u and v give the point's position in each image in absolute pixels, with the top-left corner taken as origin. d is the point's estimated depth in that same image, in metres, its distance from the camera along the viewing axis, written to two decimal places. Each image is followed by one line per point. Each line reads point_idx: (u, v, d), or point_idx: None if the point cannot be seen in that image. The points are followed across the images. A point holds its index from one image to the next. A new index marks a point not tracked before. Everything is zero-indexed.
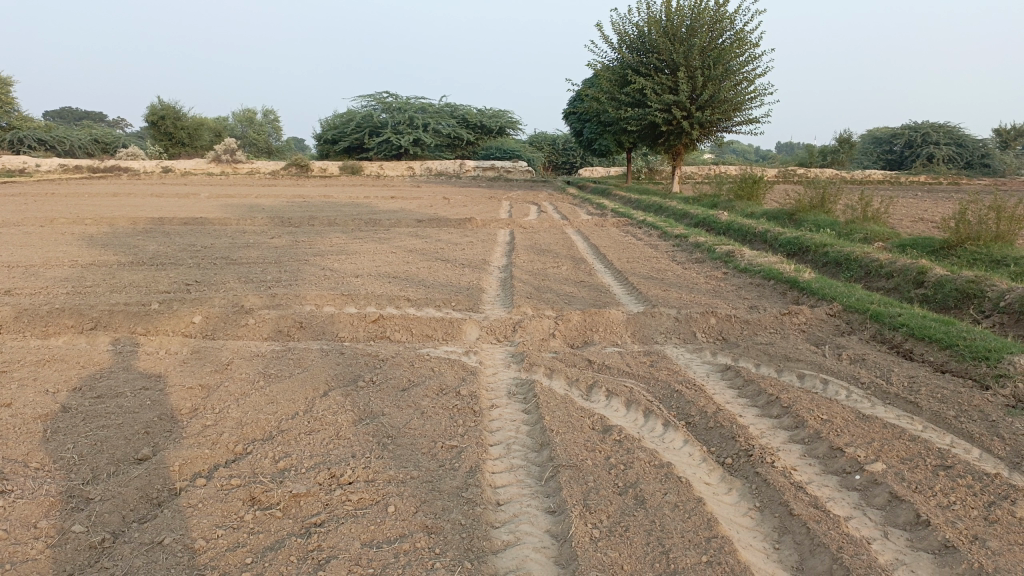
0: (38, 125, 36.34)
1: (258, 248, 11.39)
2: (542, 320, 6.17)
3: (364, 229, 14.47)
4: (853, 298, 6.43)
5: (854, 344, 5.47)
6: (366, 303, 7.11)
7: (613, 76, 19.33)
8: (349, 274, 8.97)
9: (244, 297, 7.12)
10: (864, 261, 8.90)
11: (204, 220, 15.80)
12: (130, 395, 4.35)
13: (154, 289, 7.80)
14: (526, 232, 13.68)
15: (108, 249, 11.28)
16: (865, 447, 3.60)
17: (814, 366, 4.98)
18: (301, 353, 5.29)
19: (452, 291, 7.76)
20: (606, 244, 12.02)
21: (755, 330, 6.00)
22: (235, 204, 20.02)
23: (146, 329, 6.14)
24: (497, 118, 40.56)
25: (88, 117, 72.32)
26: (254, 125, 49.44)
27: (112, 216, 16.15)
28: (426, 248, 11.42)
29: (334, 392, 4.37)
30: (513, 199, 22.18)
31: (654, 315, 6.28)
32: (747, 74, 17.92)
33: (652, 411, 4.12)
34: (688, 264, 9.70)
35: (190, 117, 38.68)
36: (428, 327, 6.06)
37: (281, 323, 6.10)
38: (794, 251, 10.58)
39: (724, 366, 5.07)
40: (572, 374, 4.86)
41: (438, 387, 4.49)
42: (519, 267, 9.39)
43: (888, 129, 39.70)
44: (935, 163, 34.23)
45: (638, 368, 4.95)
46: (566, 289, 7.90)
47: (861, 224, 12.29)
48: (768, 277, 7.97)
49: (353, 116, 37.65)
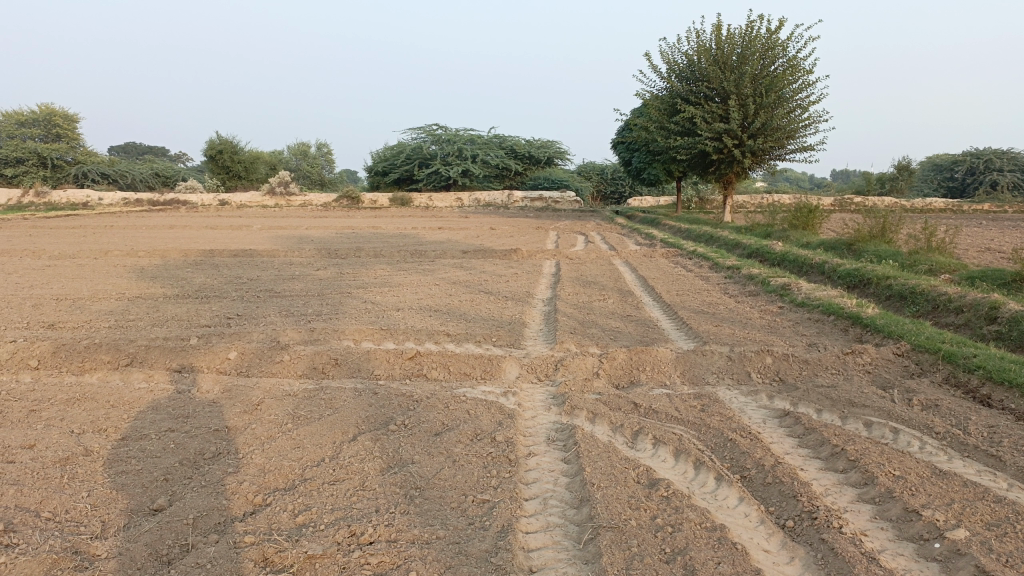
0: (103, 160, 37.68)
1: (303, 281, 11.35)
2: (585, 358, 5.88)
3: (410, 260, 14.38)
4: (922, 337, 5.99)
5: (925, 388, 5.05)
6: (405, 338, 6.92)
7: (662, 105, 19.08)
8: (390, 307, 8.82)
9: (282, 331, 7.00)
10: (931, 294, 8.40)
11: (254, 252, 15.95)
12: (155, 437, 4.21)
13: (196, 323, 7.75)
14: (572, 263, 13.42)
15: (158, 281, 11.38)
16: (945, 509, 3.20)
17: (882, 413, 4.58)
18: (333, 392, 5.10)
19: (494, 325, 7.53)
20: (655, 276, 11.67)
21: (815, 371, 5.61)
22: (285, 236, 20.25)
23: (181, 364, 6.04)
24: (545, 148, 40.62)
25: (152, 151, 75.25)
26: (308, 158, 50.43)
27: (165, 249, 16.42)
28: (470, 280, 11.23)
29: (363, 437, 4.15)
30: (560, 229, 21.99)
31: (705, 353, 5.93)
32: (801, 101, 17.48)
33: (703, 463, 3.78)
34: (740, 298, 9.30)
35: (246, 151, 39.65)
36: (466, 365, 5.82)
37: (316, 360, 5.94)
38: (854, 284, 10.09)
39: (782, 412, 4.70)
40: (616, 419, 4.55)
41: (473, 432, 4.23)
42: (563, 300, 9.13)
43: (948, 155, 38.49)
44: (1000, 190, 32.94)
45: (687, 413, 4.61)
46: (612, 324, 7.59)
47: (925, 255, 11.72)
48: (828, 312, 7.54)
49: (403, 148, 38.09)
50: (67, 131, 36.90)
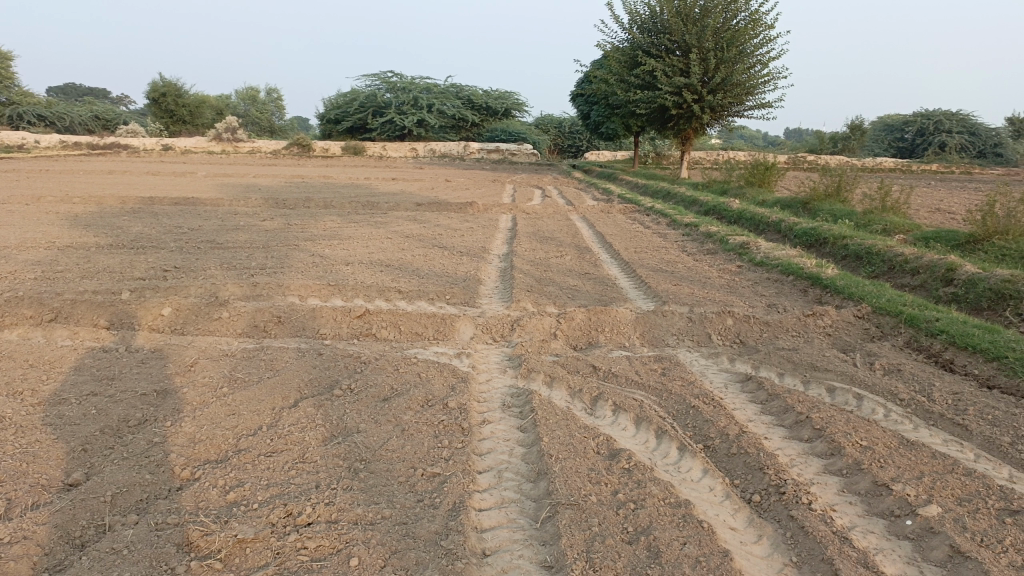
0: (39, 101, 35.84)
1: (248, 231, 10.86)
2: (543, 317, 5.66)
3: (362, 212, 13.92)
4: (883, 299, 5.90)
5: (887, 352, 4.95)
6: (354, 295, 6.59)
7: (622, 58, 18.71)
8: (340, 261, 8.46)
9: (222, 286, 6.62)
10: (887, 255, 8.37)
11: (197, 200, 15.27)
12: (75, 402, 3.86)
13: (130, 275, 7.29)
14: (529, 218, 13.15)
15: (93, 230, 10.76)
16: (916, 484, 3.09)
17: (845, 378, 4.47)
18: (275, 353, 4.78)
19: (448, 282, 7.25)
20: (613, 232, 11.47)
21: (776, 333, 5.48)
22: (232, 184, 19.47)
23: (111, 321, 5.63)
24: (503, 99, 39.91)
25: (93, 93, 72.31)
26: (257, 104, 48.68)
27: (103, 195, 15.63)
28: (424, 234, 10.87)
29: (304, 402, 3.87)
30: (516, 183, 21.66)
31: (665, 314, 5.76)
32: (761, 57, 17.25)
33: (664, 432, 3.61)
34: (698, 256, 9.17)
35: (192, 94, 38.07)
36: (418, 324, 5.54)
37: (258, 318, 5.59)
38: (810, 243, 10.04)
39: (744, 376, 4.55)
40: (574, 383, 4.34)
41: (423, 397, 3.99)
42: (520, 256, 8.87)
43: (899, 116, 38.96)
44: (947, 152, 33.53)
45: (647, 378, 4.42)
46: (570, 282, 7.37)
47: (880, 215, 11.74)
48: (787, 272, 7.43)
49: (356, 96, 37.02)
50: None
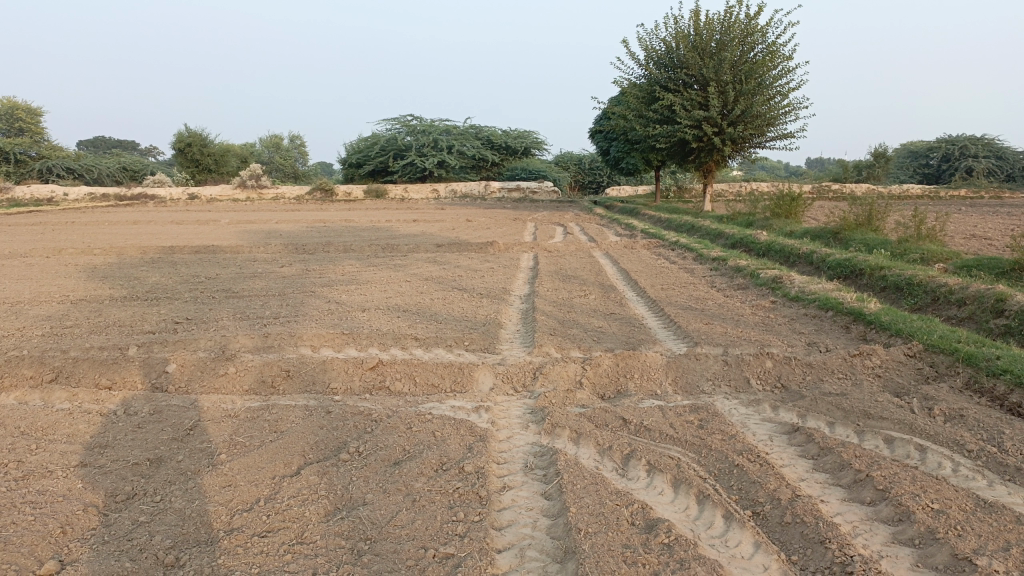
0: (69, 155, 36.58)
1: (265, 278, 10.67)
2: (566, 364, 5.30)
3: (381, 255, 13.74)
4: (935, 335, 5.46)
5: (946, 395, 4.51)
6: (369, 344, 6.28)
7: (640, 93, 18.54)
8: (356, 307, 8.19)
9: (232, 338, 6.36)
10: (929, 285, 7.92)
11: (218, 248, 15.19)
12: (62, 475, 3.55)
13: (139, 329, 7.06)
14: (551, 256, 12.88)
15: (109, 281, 10.65)
16: (1004, 556, 2.66)
17: (903, 427, 4.05)
18: (280, 411, 4.46)
19: (467, 327, 6.93)
20: (637, 269, 11.11)
21: (820, 376, 5.06)
22: (254, 230, 19.44)
23: (111, 380, 5.37)
24: (522, 138, 40.01)
25: (123, 147, 74.25)
26: (281, 150, 49.30)
27: (125, 245, 15.62)
28: (443, 276, 10.61)
29: (306, 470, 3.53)
30: (538, 220, 21.46)
31: (698, 357, 5.36)
32: (781, 88, 17.00)
33: (706, 497, 3.21)
34: (729, 291, 8.77)
35: (216, 143, 38.64)
36: (434, 375, 5.21)
37: (266, 372, 5.31)
38: (845, 275, 9.60)
39: (790, 427, 4.13)
40: (603, 440, 3.95)
41: (437, 461, 3.63)
42: (541, 297, 8.55)
43: (923, 143, 38.46)
44: (975, 177, 32.91)
45: (684, 431, 4.02)
46: (595, 324, 7.00)
47: (915, 243, 11.29)
48: (825, 307, 7.00)
49: (377, 140, 37.33)
50: (30, 125, 35.72)
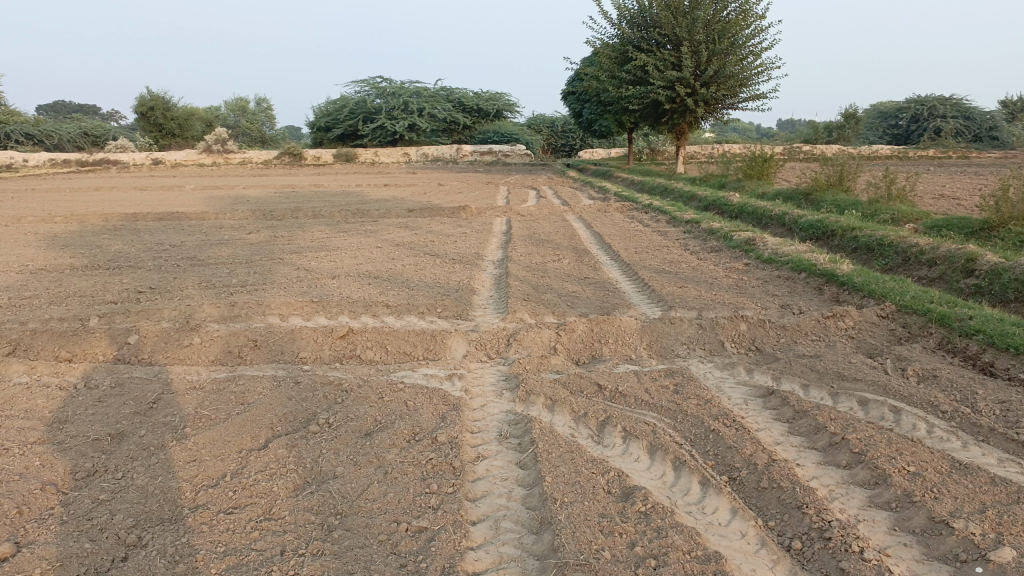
0: (27, 120, 35.43)
1: (232, 245, 10.43)
2: (540, 330, 5.23)
3: (352, 221, 13.51)
4: (908, 295, 5.46)
5: (919, 356, 4.52)
6: (339, 311, 6.15)
7: (612, 54, 18.30)
8: (326, 274, 8.03)
9: (198, 307, 6.19)
10: (900, 246, 7.95)
11: (183, 215, 14.83)
12: (17, 452, 3.42)
13: (101, 299, 6.85)
14: (524, 220, 12.76)
15: (70, 250, 10.34)
16: (980, 519, 2.65)
17: (877, 389, 4.04)
18: (247, 383, 4.34)
19: (439, 293, 6.82)
20: (611, 232, 11.04)
21: (795, 338, 5.05)
22: (221, 197, 19.02)
23: (72, 353, 5.20)
24: (494, 100, 39.50)
25: (84, 111, 72.25)
26: (247, 114, 48.19)
27: (87, 213, 15.18)
28: (415, 241, 10.45)
29: (274, 443, 3.43)
30: (511, 184, 21.26)
31: (673, 321, 5.32)
32: (753, 48, 16.86)
33: (683, 463, 3.17)
34: (702, 254, 8.75)
35: (180, 107, 37.64)
36: (406, 343, 5.12)
37: (233, 342, 5.17)
38: (817, 236, 9.62)
39: (765, 390, 4.11)
40: (578, 407, 3.90)
41: (410, 431, 3.55)
42: (514, 261, 8.45)
43: (892, 103, 38.63)
44: (943, 137, 33.20)
45: (660, 397, 3.98)
46: (569, 288, 6.94)
47: (886, 204, 11.34)
48: (798, 268, 7.00)
49: (346, 103, 36.61)
50: None
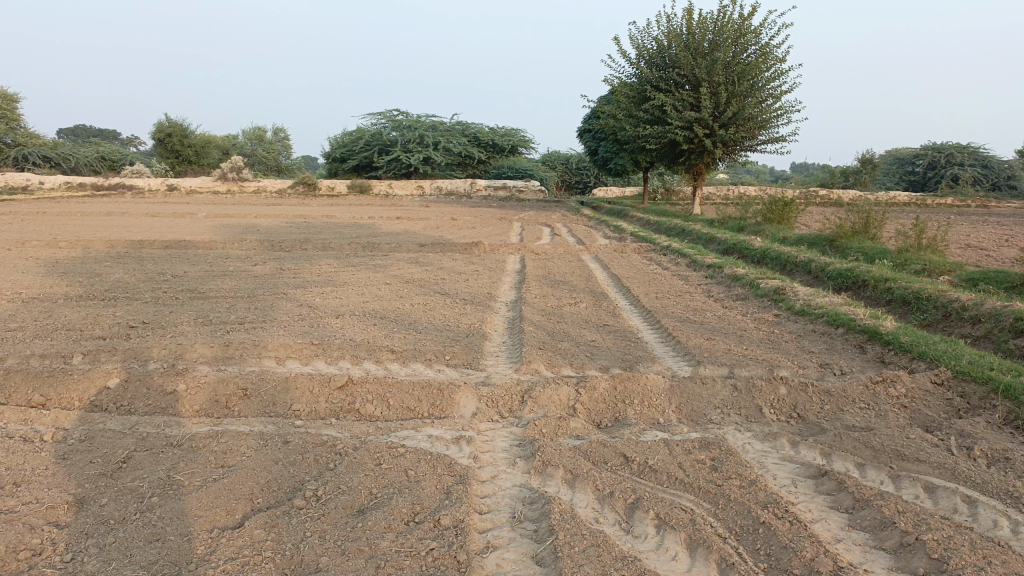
0: (46, 143, 35.58)
1: (235, 277, 10.04)
2: (558, 386, 4.73)
3: (362, 254, 13.13)
4: (963, 360, 4.96)
5: (985, 433, 4.01)
6: (340, 356, 5.70)
7: (630, 93, 18.05)
8: (329, 312, 7.60)
9: (189, 348, 5.76)
10: (940, 300, 7.45)
11: (190, 243, 14.50)
12: None
13: (89, 334, 6.42)
14: (538, 258, 12.35)
15: (68, 277, 9.97)
16: None
17: (943, 473, 3.54)
18: (230, 440, 3.87)
19: (448, 338, 6.37)
20: (629, 275, 10.60)
21: (841, 406, 4.55)
22: (232, 225, 18.72)
23: (45, 397, 4.75)
24: (509, 136, 39.44)
25: (104, 136, 73.18)
26: (263, 143, 48.25)
27: (93, 238, 14.87)
28: (425, 278, 10.03)
29: (251, 522, 2.96)
30: (525, 220, 20.90)
31: (704, 381, 4.83)
32: (774, 90, 16.54)
33: (731, 567, 2.68)
34: (727, 302, 8.27)
35: (198, 135, 37.73)
36: (410, 398, 4.65)
37: (220, 390, 4.72)
38: (846, 285, 9.14)
39: (816, 469, 3.60)
40: (603, 484, 3.40)
41: (409, 510, 3.07)
42: (529, 304, 8.00)
43: (910, 150, 38.30)
44: (961, 184, 32.76)
45: (695, 475, 3.48)
46: (588, 336, 6.47)
47: (916, 253, 10.86)
48: (835, 323, 6.50)
49: (362, 134, 36.61)
50: (6, 111, 34.60)
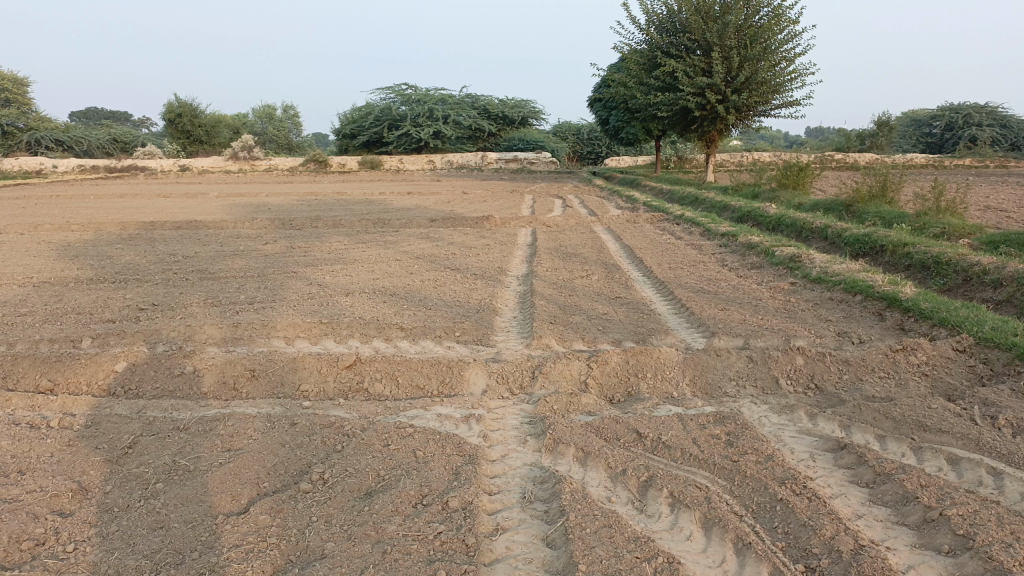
0: (58, 126, 35.63)
1: (245, 257, 9.99)
2: (569, 361, 4.64)
3: (372, 230, 13.04)
4: (986, 326, 4.81)
5: (1010, 400, 3.89)
6: (349, 334, 5.64)
7: (640, 60, 17.73)
8: (339, 290, 7.54)
9: (198, 329, 5.71)
10: (960, 264, 7.27)
11: (201, 223, 14.47)
12: None
13: (98, 318, 6.39)
14: (550, 231, 12.23)
15: (79, 261, 9.96)
16: None
17: (967, 445, 3.43)
18: (236, 422, 3.82)
19: (458, 314, 6.29)
20: (642, 245, 10.46)
21: (860, 376, 4.43)
22: (242, 204, 18.67)
23: (53, 382, 4.72)
24: (519, 107, 39.04)
25: (116, 118, 73.29)
26: (274, 121, 48.09)
27: (106, 221, 14.87)
28: (435, 254, 9.94)
29: (256, 507, 2.91)
30: (536, 192, 20.72)
31: (719, 353, 4.73)
32: (787, 53, 16.17)
33: (747, 547, 2.60)
34: (741, 271, 8.14)
35: (207, 114, 37.61)
36: (419, 376, 4.59)
37: (227, 372, 4.67)
38: (863, 251, 8.96)
39: (835, 442, 3.51)
40: (615, 461, 3.32)
41: (416, 493, 3.00)
42: (540, 278, 7.90)
43: (927, 111, 37.57)
44: (980, 145, 32.13)
45: (711, 450, 3.39)
46: (600, 309, 6.37)
47: (935, 216, 10.63)
48: (852, 290, 6.36)
49: (371, 109, 36.36)
50: (17, 95, 34.61)
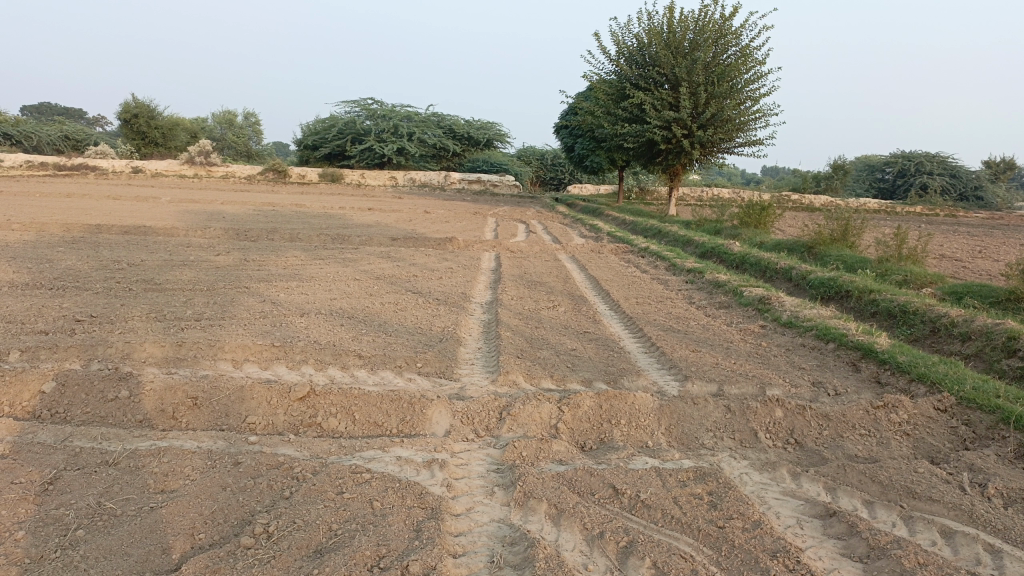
0: (7, 120, 34.32)
1: (195, 268, 9.50)
2: (539, 403, 4.36)
3: (331, 247, 12.63)
4: (966, 385, 4.69)
5: (997, 467, 3.73)
6: (303, 359, 5.28)
7: (609, 90, 17.75)
8: (294, 310, 7.15)
9: (137, 347, 5.28)
10: (928, 314, 7.23)
11: (150, 229, 13.86)
12: None
13: (29, 328, 5.90)
14: (514, 257, 11.98)
15: (15, 263, 9.35)
16: None
17: (959, 516, 3.24)
18: (173, 459, 3.45)
19: (419, 343, 5.97)
20: (607, 277, 10.28)
21: (841, 433, 4.25)
22: (196, 211, 18.03)
23: None
24: (485, 130, 38.97)
25: (68, 115, 71.27)
26: (233, 127, 47.15)
27: (49, 221, 14.14)
28: (396, 275, 9.61)
29: (188, 566, 2.56)
30: (500, 216, 20.50)
31: (696, 401, 4.50)
32: (753, 93, 16.31)
33: None
34: (709, 310, 7.99)
35: (165, 116, 36.66)
36: (378, 412, 4.26)
37: (167, 399, 4.27)
38: (829, 295, 8.90)
39: (823, 509, 3.29)
40: (591, 521, 3.05)
41: (373, 553, 2.69)
42: (506, 307, 7.62)
43: (880, 157, 38.58)
44: (929, 194, 33.04)
45: (694, 514, 3.13)
46: (568, 344, 6.12)
47: (896, 263, 10.68)
48: (825, 337, 6.23)
49: (335, 122, 35.87)
50: None
